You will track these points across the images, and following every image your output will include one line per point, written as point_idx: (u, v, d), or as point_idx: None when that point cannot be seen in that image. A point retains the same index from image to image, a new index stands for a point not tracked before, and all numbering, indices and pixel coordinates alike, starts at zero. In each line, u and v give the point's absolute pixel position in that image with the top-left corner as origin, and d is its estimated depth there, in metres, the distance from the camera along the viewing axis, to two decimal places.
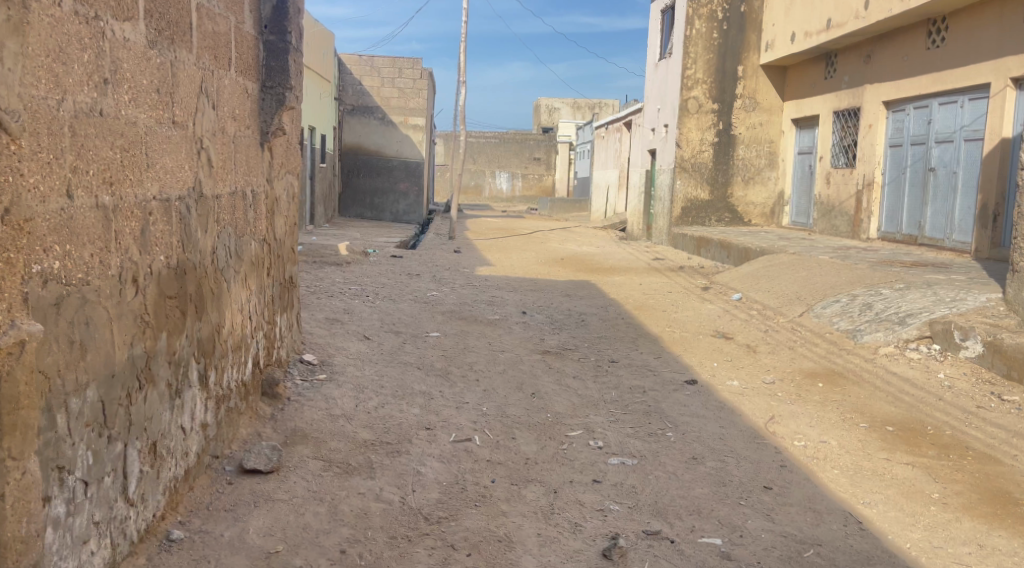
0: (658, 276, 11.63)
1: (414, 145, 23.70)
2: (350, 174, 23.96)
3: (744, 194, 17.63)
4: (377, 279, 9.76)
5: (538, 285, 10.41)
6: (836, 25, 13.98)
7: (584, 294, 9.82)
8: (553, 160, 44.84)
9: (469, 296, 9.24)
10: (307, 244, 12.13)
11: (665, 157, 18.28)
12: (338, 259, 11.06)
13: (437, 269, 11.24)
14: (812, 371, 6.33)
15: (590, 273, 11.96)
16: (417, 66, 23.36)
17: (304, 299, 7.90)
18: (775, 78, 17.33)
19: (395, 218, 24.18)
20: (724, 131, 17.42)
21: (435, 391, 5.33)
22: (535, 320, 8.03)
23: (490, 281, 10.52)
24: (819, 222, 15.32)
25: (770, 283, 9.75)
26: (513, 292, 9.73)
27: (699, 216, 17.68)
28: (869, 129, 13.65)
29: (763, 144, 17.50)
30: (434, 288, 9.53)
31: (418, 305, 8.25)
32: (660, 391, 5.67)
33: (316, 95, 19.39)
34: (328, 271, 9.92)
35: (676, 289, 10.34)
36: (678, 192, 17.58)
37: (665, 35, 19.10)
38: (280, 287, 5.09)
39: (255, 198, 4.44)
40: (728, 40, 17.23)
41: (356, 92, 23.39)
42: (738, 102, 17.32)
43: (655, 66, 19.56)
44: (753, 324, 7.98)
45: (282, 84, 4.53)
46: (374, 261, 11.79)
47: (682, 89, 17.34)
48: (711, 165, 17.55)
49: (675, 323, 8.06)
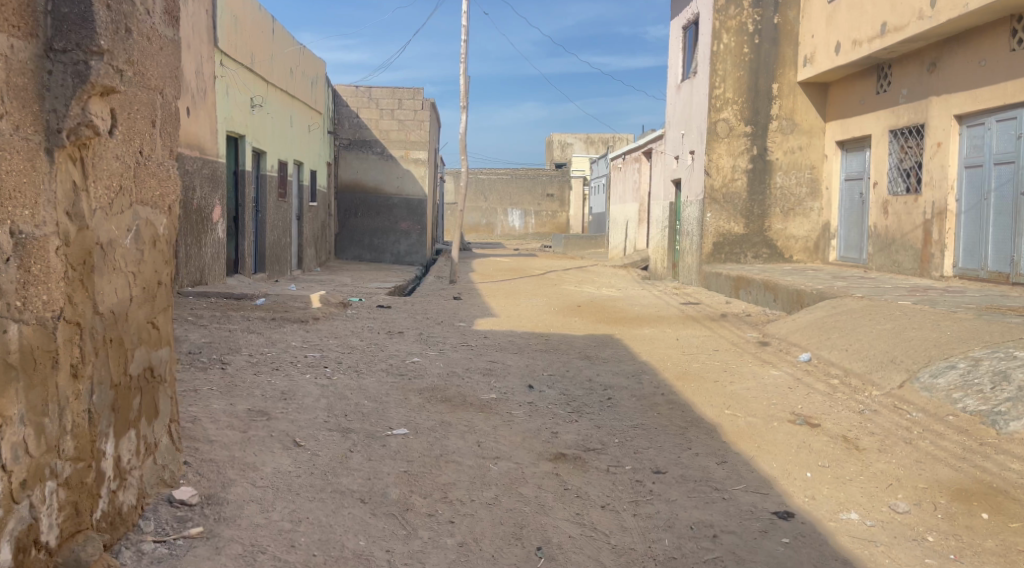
0: (693, 327, 9.59)
1: (416, 182, 21.87)
2: (347, 213, 22.06)
3: (784, 226, 15.58)
4: (347, 342, 7.77)
5: (551, 344, 8.37)
6: (893, 29, 12.05)
7: (607, 355, 7.77)
8: (567, 196, 43.00)
9: (461, 361, 7.22)
10: (275, 296, 10.18)
11: (692, 188, 16.30)
12: (307, 313, 9.09)
13: (427, 324, 9.25)
14: (959, 487, 4.22)
15: (614, 325, 9.91)
16: (418, 96, 21.61)
17: (234, 378, 5.88)
18: (815, 96, 15.40)
19: (396, 260, 22.23)
20: (759, 156, 15.44)
21: (383, 552, 3.30)
22: (545, 399, 5.99)
23: (491, 339, 8.49)
24: (876, 258, 13.24)
25: (845, 339, 7.65)
26: (518, 355, 7.69)
27: (733, 252, 15.61)
28: (938, 148, 11.67)
29: (804, 170, 15.49)
30: (417, 352, 7.50)
31: (391, 380, 6.22)
32: (742, 537, 3.61)
33: (305, 127, 17.59)
34: (287, 333, 7.91)
35: (724, 346, 8.26)
36: (707, 226, 15.52)
37: (687, 53, 17.20)
38: (116, 392, 3.05)
39: (27, 245, 2.57)
40: (761, 55, 15.31)
41: (353, 125, 21.65)
42: (773, 124, 15.38)
43: (677, 87, 17.64)
44: (840, 404, 5.88)
45: (82, 45, 2.70)
46: (354, 314, 9.80)
47: (710, 110, 15.37)
48: (745, 196, 15.53)
49: (736, 400, 5.99)
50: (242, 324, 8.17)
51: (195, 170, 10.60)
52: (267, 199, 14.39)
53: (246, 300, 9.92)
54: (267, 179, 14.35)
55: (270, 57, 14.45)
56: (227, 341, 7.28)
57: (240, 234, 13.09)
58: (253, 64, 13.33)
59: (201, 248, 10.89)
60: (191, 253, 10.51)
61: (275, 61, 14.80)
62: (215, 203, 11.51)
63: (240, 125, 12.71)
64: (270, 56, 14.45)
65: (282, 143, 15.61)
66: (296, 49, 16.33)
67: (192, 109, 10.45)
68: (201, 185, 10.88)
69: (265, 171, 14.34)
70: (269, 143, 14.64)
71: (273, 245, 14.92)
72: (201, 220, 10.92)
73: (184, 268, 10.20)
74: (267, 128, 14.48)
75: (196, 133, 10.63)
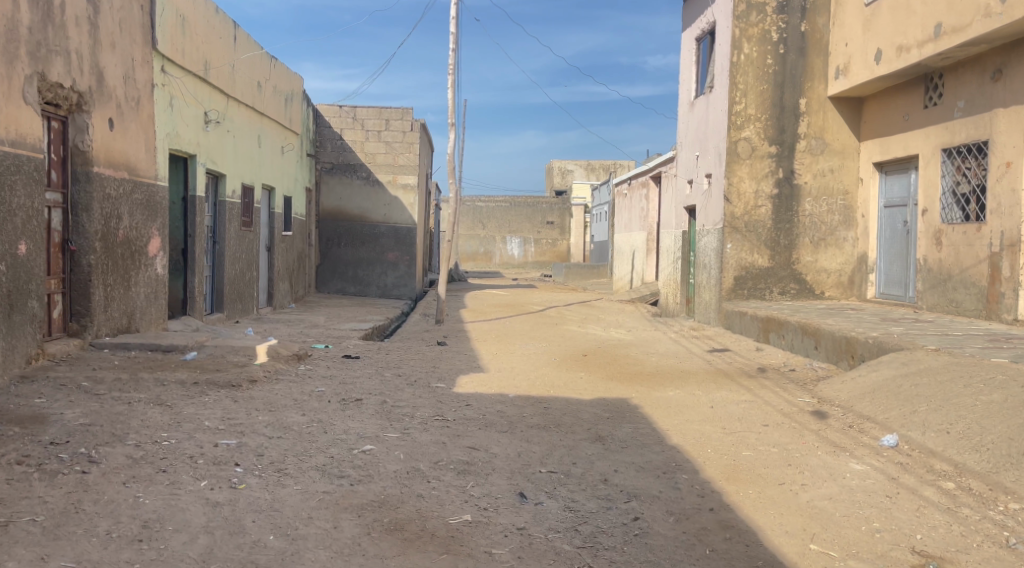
0: (727, 389, 7.70)
1: (405, 210, 20.08)
2: (329, 243, 20.24)
3: (814, 258, 13.72)
4: (282, 418, 5.92)
5: (550, 417, 6.49)
6: (950, 31, 10.32)
7: (624, 436, 5.89)
8: (568, 224, 41.26)
9: (430, 449, 5.36)
10: (213, 346, 8.34)
11: (709, 216, 14.50)
12: (244, 372, 7.23)
13: (393, 385, 7.39)
14: None
15: (628, 384, 8.03)
16: (406, 116, 19.90)
17: (87, 495, 4.03)
18: (848, 112, 13.63)
19: (382, 293, 20.36)
20: (786, 180, 13.65)
21: None
22: (542, 522, 4.13)
23: (472, 409, 6.62)
24: (928, 296, 11.41)
25: (940, 413, 5.76)
26: (507, 436, 5.81)
27: (757, 288, 13.76)
28: (1006, 168, 9.94)
29: (836, 196, 13.68)
30: (371, 433, 5.63)
31: (321, 492, 4.36)
32: None
33: (279, 149, 15.78)
34: (205, 406, 6.05)
35: (773, 421, 6.38)
36: (728, 258, 13.69)
37: (702, 67, 15.45)
38: None
39: None
40: (786, 67, 13.54)
41: (336, 148, 19.94)
42: (801, 143, 13.61)
43: (690, 104, 15.89)
44: (976, 533, 4.02)
45: None
46: (307, 371, 7.94)
47: (730, 128, 13.61)
48: (771, 224, 13.70)
49: (820, 522, 4.13)
50: (151, 392, 6.33)
51: (122, 194, 8.79)
52: (227, 229, 12.57)
53: (175, 354, 8.08)
54: (227, 206, 12.54)
55: (235, 68, 12.64)
56: (115, 422, 5.43)
57: (189, 269, 11.24)
58: (210, 74, 11.51)
59: (131, 289, 9.06)
60: (115, 295, 8.67)
61: (241, 73, 12.98)
62: (154, 234, 9.70)
63: (190, 144, 10.89)
64: (235, 67, 12.65)
65: (249, 165, 13.78)
66: (269, 62, 14.54)
67: (117, 122, 8.70)
68: (132, 213, 9.06)
69: (224, 197, 12.52)
70: (230, 165, 12.81)
71: (234, 282, 13.09)
72: (132, 254, 9.10)
73: (103, 313, 8.37)
74: (228, 148, 12.65)
75: (123, 151, 8.85)
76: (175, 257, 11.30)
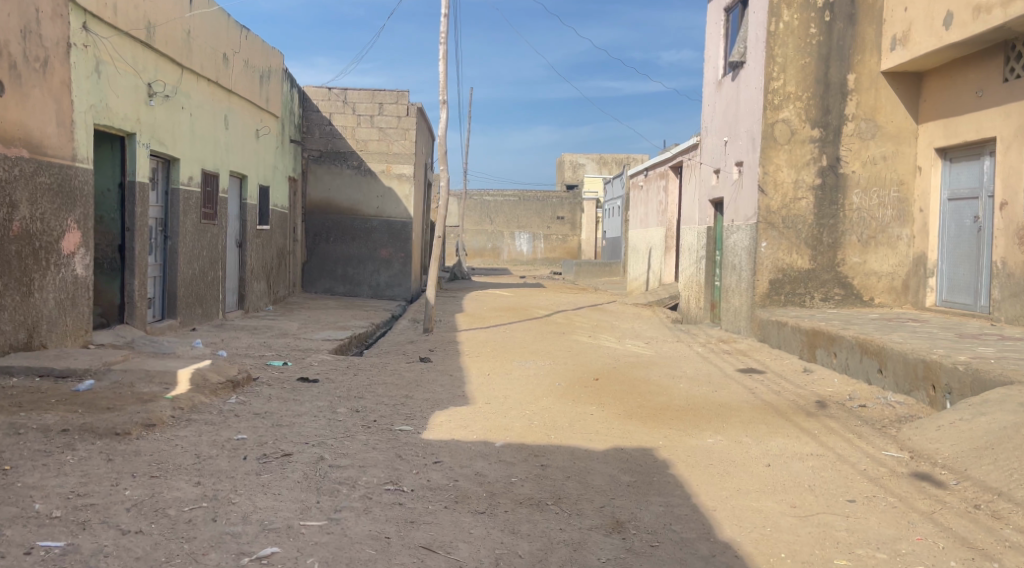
0: (783, 434, 5.86)
1: (399, 202, 18.28)
2: (317, 238, 18.45)
3: (862, 260, 11.86)
4: (161, 491, 4.12)
5: (548, 484, 4.70)
6: None
7: (657, 524, 4.11)
8: (579, 220, 39.46)
9: (362, 555, 3.59)
10: (124, 368, 6.53)
11: (740, 210, 12.65)
12: (144, 409, 5.43)
13: (344, 429, 5.58)
14: None
15: (653, 423, 6.20)
16: (402, 99, 18.09)
17: None
18: (905, 90, 11.76)
19: (374, 293, 18.55)
20: (830, 168, 11.78)
21: None
22: None
23: (441, 470, 4.82)
24: (1007, 306, 9.59)
25: None
26: (486, 524, 4.03)
27: (795, 293, 11.90)
28: None
29: (888, 187, 11.81)
30: (282, 523, 3.84)
31: None
32: None
33: (252, 132, 13.97)
34: (58, 471, 4.26)
35: (860, 493, 4.57)
36: (762, 259, 11.83)
37: (732, 41, 13.55)
38: None
39: None
40: (833, 37, 11.65)
41: (325, 135, 18.14)
42: (848, 126, 11.73)
43: (717, 84, 14.00)
44: None
45: None
46: (238, 404, 6.14)
47: (767, 109, 11.73)
48: (813, 220, 11.82)
49: None
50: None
51: (14, 177, 7.13)
52: (180, 221, 10.77)
53: (69, 381, 6.27)
54: (180, 194, 10.75)
55: (191, 35, 10.88)
56: None
57: (128, 269, 9.46)
58: (155, 38, 9.75)
59: (32, 297, 7.35)
60: (5, 303, 6.99)
61: (200, 41, 11.21)
62: (72, 226, 7.94)
63: (126, 119, 9.10)
64: (191, 33, 10.89)
65: (212, 149, 11.98)
66: (238, 33, 12.76)
67: (11, 88, 7.07)
68: (34, 200, 7.38)
69: (176, 183, 10.72)
70: (186, 148, 11.00)
71: (190, 283, 11.29)
72: (35, 253, 7.39)
73: None
74: (184, 127, 10.85)
75: (20, 123, 7.21)
76: (111, 254, 9.48)
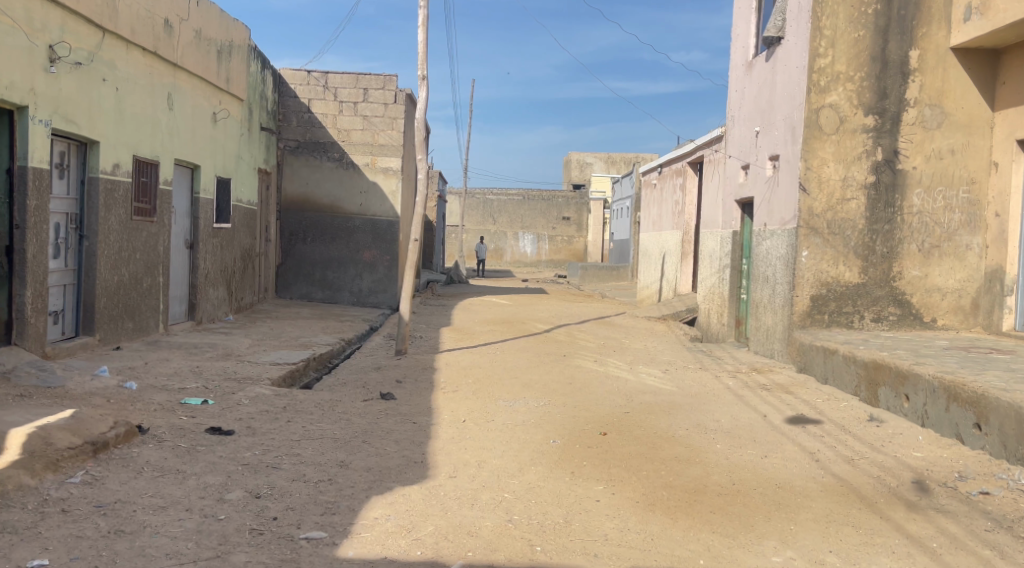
0: (886, 549, 3.91)
1: (384, 199, 16.34)
2: (293, 238, 16.53)
3: (922, 274, 9.88)
4: None
5: None
6: None
7: None
8: (586, 221, 37.62)
9: None
10: None
11: (775, 213, 10.68)
12: None
13: (217, 541, 3.66)
14: None
15: (687, 521, 4.26)
16: (389, 85, 16.12)
17: None
18: (979, 71, 9.77)
19: (355, 300, 16.58)
20: (887, 164, 9.81)
21: None
22: None
23: None
24: None
25: None
26: None
27: (841, 312, 9.93)
28: None
29: (955, 188, 9.84)
30: None
31: None
32: None
33: (207, 115, 12.04)
34: None
35: None
36: (803, 271, 9.88)
37: (767, 14, 11.58)
38: None
39: None
40: (892, 6, 9.68)
41: (303, 123, 16.20)
42: (909, 113, 9.76)
43: (748, 65, 12.02)
44: None
45: None
46: (82, 486, 4.22)
47: (811, 91, 9.79)
48: (865, 225, 9.85)
49: None
50: None
51: None
52: (99, 219, 8.87)
53: None
54: (100, 185, 8.86)
55: None
56: None
57: (19, 277, 7.54)
58: None
59: None
60: None
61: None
62: None
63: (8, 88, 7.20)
64: None
65: (148, 131, 10.07)
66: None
67: None
68: None
69: (95, 171, 8.82)
70: (111, 128, 9.10)
71: (117, 292, 9.38)
72: None
73: None
74: (107, 104, 8.96)
75: None
76: None
